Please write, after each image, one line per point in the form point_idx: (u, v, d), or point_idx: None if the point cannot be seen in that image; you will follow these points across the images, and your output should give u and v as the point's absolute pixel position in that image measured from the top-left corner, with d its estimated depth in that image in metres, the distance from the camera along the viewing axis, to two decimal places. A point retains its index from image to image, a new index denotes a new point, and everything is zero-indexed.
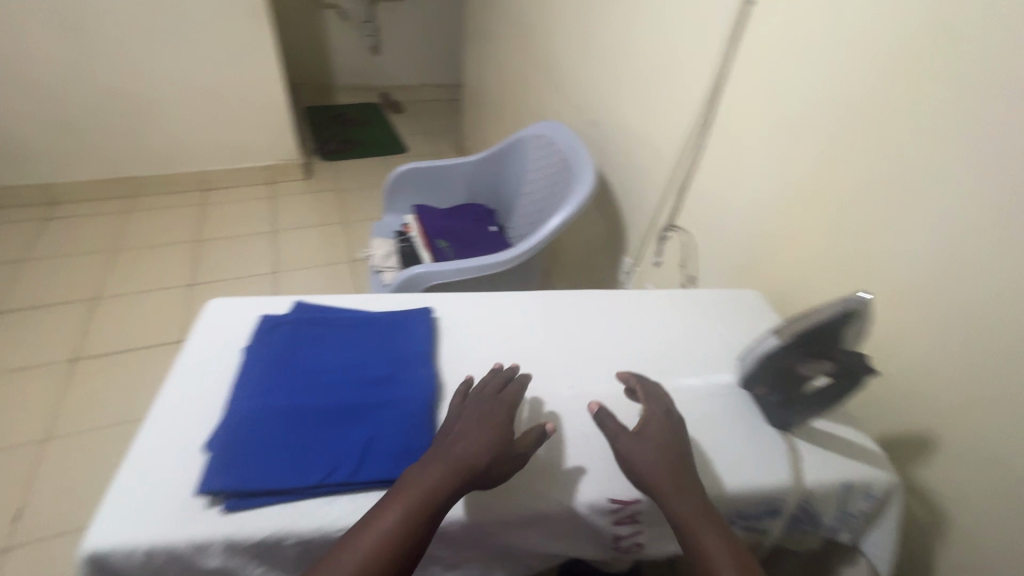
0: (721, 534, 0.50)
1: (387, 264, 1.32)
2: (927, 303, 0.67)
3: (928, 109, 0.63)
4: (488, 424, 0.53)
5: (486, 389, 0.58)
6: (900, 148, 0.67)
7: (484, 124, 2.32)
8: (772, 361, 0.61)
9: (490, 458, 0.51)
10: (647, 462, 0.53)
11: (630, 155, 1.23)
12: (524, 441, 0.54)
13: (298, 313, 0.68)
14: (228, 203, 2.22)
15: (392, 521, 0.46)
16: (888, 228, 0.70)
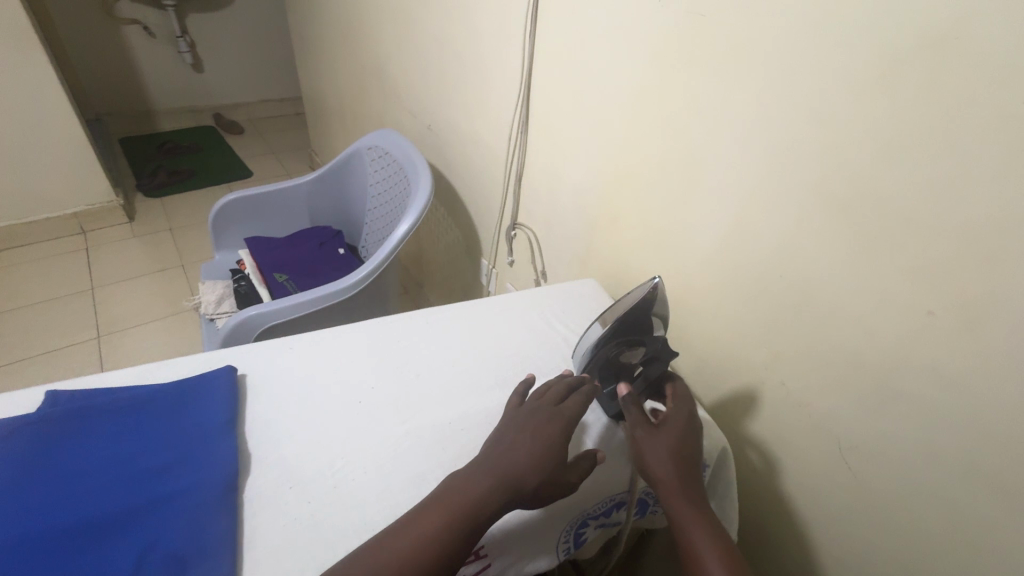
0: (698, 501, 0.53)
1: (221, 310, 1.17)
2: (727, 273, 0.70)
3: (694, 91, 0.66)
4: (546, 440, 0.52)
5: (553, 391, 0.58)
6: (679, 131, 0.70)
7: (332, 137, 2.18)
8: (596, 361, 0.62)
9: (539, 479, 0.49)
10: (643, 441, 0.56)
11: (467, 157, 1.20)
12: (576, 463, 0.52)
13: (49, 406, 0.55)
14: (28, 263, 1.85)
15: (427, 537, 0.45)
16: (685, 207, 0.73)
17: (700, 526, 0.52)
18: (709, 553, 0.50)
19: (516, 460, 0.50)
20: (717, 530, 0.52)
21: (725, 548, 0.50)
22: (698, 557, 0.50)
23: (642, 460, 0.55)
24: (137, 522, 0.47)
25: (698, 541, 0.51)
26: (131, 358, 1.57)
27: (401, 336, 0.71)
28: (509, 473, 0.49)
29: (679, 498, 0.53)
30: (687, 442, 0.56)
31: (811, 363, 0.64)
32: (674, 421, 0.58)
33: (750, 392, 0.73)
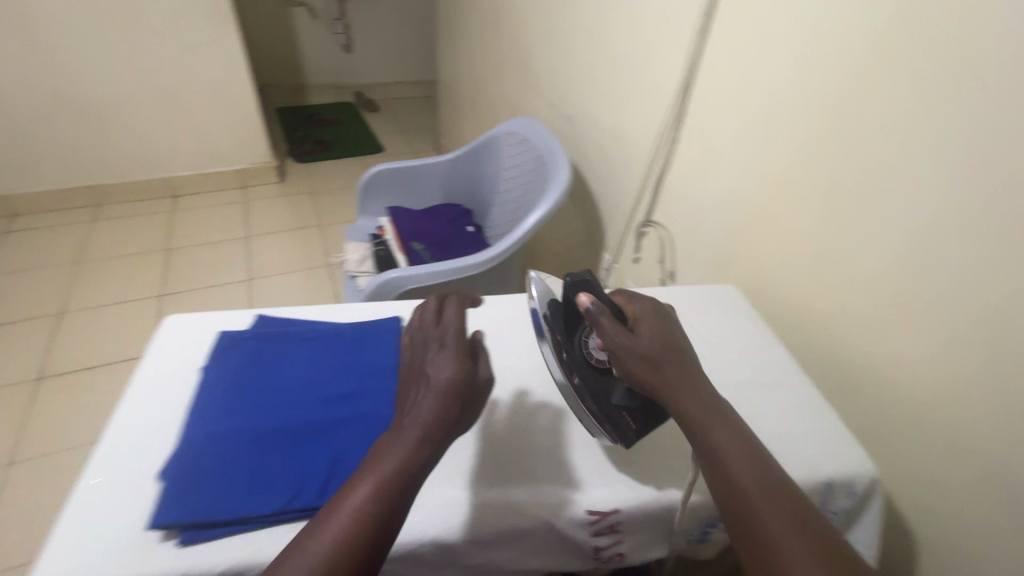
0: (722, 417, 0.51)
1: (362, 269, 1.29)
2: (902, 296, 0.66)
3: (898, 101, 0.63)
4: (438, 372, 0.48)
5: (421, 324, 0.53)
6: (872, 140, 0.66)
7: (460, 120, 2.29)
8: (556, 326, 0.56)
9: (451, 407, 0.46)
10: (632, 343, 0.52)
11: (605, 150, 1.21)
12: (481, 373, 0.49)
13: (260, 328, 0.65)
14: (200, 208, 2.16)
15: (363, 496, 0.41)
16: (861, 220, 0.69)
17: (740, 451, 0.49)
18: (754, 482, 0.47)
19: (422, 404, 0.46)
20: (754, 450, 0.50)
21: (767, 471, 0.48)
22: (747, 492, 0.47)
23: (644, 369, 0.52)
24: (327, 435, 0.55)
25: (740, 468, 0.48)
26: (274, 302, 1.77)
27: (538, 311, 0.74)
28: (420, 418, 0.45)
29: (700, 410, 0.51)
30: (671, 333, 0.54)
31: (995, 407, 0.58)
32: (651, 316, 0.55)
33: (906, 426, 0.68)
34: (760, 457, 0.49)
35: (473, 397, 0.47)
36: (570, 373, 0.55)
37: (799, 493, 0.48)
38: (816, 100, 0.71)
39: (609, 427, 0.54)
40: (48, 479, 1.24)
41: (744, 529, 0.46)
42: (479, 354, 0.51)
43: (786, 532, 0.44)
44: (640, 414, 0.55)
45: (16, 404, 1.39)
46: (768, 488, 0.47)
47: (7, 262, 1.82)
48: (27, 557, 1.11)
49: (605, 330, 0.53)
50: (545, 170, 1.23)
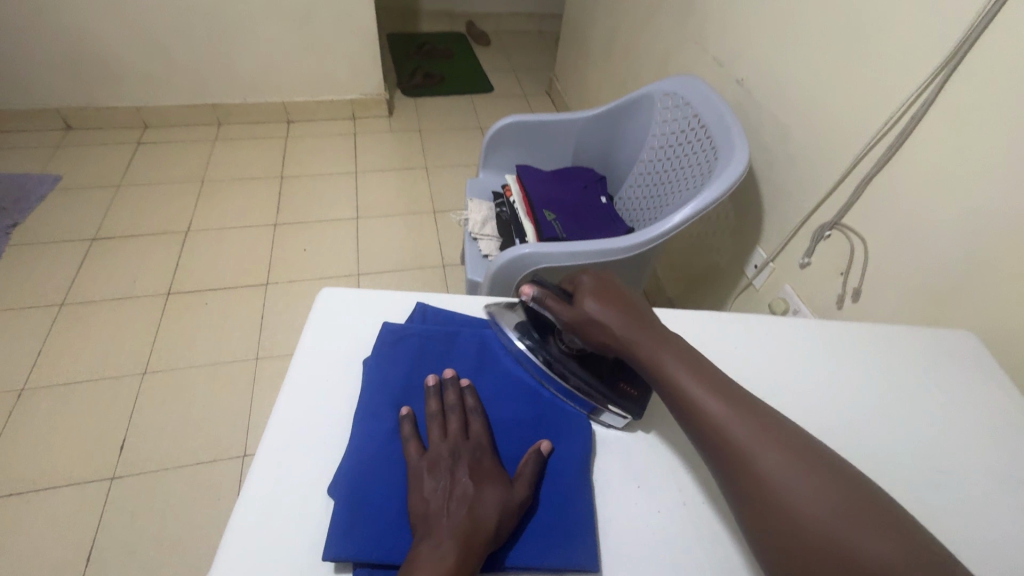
0: (694, 365, 0.50)
1: (484, 232, 1.20)
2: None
3: None
4: (477, 481, 0.46)
5: (456, 427, 0.50)
6: None
7: (584, 65, 2.08)
8: (530, 338, 0.56)
9: (496, 520, 0.44)
10: (578, 313, 0.54)
11: (788, 129, 1.01)
12: (520, 486, 0.47)
13: (423, 322, 0.59)
14: (311, 137, 2.14)
15: None
16: None
17: (738, 409, 0.46)
18: (756, 438, 0.44)
19: (458, 512, 0.44)
20: (744, 398, 0.47)
21: (768, 421, 0.46)
22: (752, 453, 0.44)
23: (602, 331, 0.53)
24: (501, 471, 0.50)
25: (742, 431, 0.45)
26: (379, 244, 1.75)
27: (735, 349, 0.65)
28: (460, 523, 0.43)
29: (673, 360, 0.50)
30: (616, 287, 0.56)
31: None
32: (596, 283, 0.55)
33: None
34: (753, 405, 0.47)
35: (511, 517, 0.45)
36: (563, 375, 0.55)
37: (808, 438, 0.45)
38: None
39: (617, 403, 0.54)
40: (177, 393, 1.32)
41: (767, 500, 0.42)
42: (521, 475, 0.48)
43: (807, 486, 0.42)
44: (634, 377, 0.55)
45: (149, 316, 1.48)
46: (773, 440, 0.44)
47: (141, 174, 1.91)
48: (160, 465, 1.20)
49: (554, 311, 0.54)
50: (708, 147, 1.05)
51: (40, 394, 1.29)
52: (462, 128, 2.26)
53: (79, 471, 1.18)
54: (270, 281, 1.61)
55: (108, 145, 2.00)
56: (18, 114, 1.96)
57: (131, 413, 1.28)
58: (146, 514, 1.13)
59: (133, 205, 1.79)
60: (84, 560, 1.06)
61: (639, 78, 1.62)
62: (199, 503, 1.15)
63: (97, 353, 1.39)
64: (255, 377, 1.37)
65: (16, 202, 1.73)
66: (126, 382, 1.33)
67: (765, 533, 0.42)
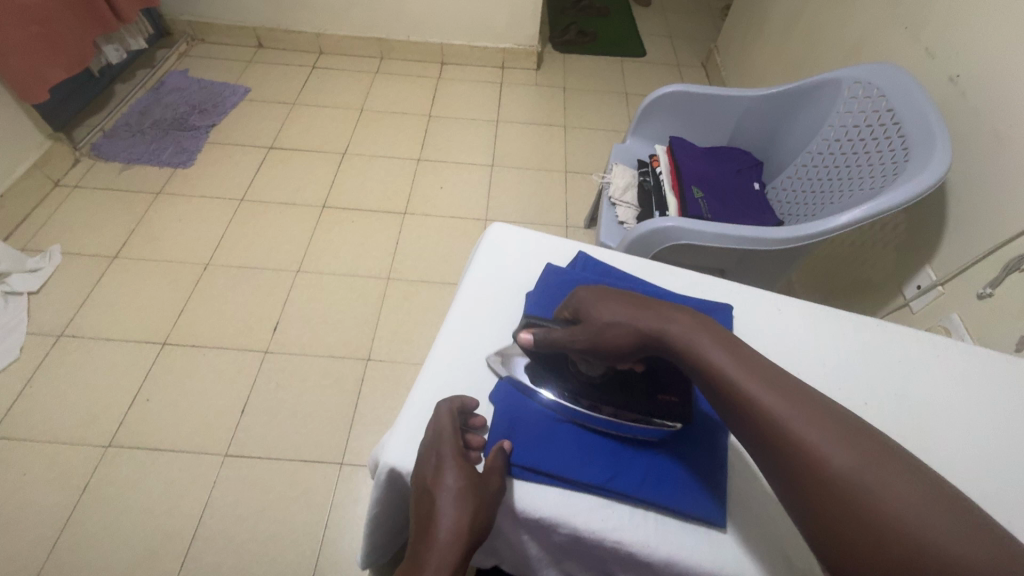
0: (739, 356, 0.44)
1: (623, 199, 1.21)
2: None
3: None
4: (455, 483, 0.44)
5: (434, 434, 0.47)
6: None
7: (754, 38, 1.92)
8: (540, 377, 0.51)
9: (471, 524, 0.42)
10: (592, 330, 0.47)
11: (1007, 143, 0.88)
12: (492, 487, 0.45)
13: (583, 269, 0.62)
14: (461, 81, 2.23)
15: None
16: None
17: (801, 404, 0.41)
18: (826, 436, 0.39)
19: (444, 522, 0.41)
20: (810, 398, 0.41)
21: (835, 417, 0.40)
22: (822, 457, 0.38)
23: (625, 344, 0.47)
24: None
25: (808, 428, 0.39)
26: (508, 194, 1.81)
27: (896, 369, 0.62)
28: (443, 529, 0.41)
29: (717, 351, 0.45)
30: (617, 291, 0.50)
31: None
32: (596, 295, 0.50)
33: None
34: (814, 398, 0.41)
35: (488, 519, 0.44)
36: (597, 407, 0.50)
37: (881, 433, 0.40)
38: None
39: (657, 419, 0.49)
40: (321, 293, 1.51)
41: (850, 508, 0.36)
42: (494, 476, 0.46)
43: (893, 487, 0.36)
44: (664, 383, 0.51)
45: (305, 222, 1.69)
46: (847, 439, 0.39)
47: (313, 96, 2.12)
48: (300, 351, 1.40)
49: (563, 343, 0.48)
50: (897, 149, 0.95)
51: (220, 271, 1.55)
52: (606, 91, 2.21)
53: (242, 340, 1.41)
54: (408, 211, 1.74)
55: (289, 65, 2.24)
56: (226, 29, 2.25)
57: (283, 302, 1.49)
58: (286, 388, 1.33)
59: (302, 122, 2.01)
60: (239, 412, 1.29)
61: (822, 62, 1.47)
62: (328, 389, 1.34)
63: (264, 246, 1.61)
64: (385, 295, 1.52)
65: (216, 106, 2.02)
66: (283, 275, 1.55)
67: (850, 554, 0.36)
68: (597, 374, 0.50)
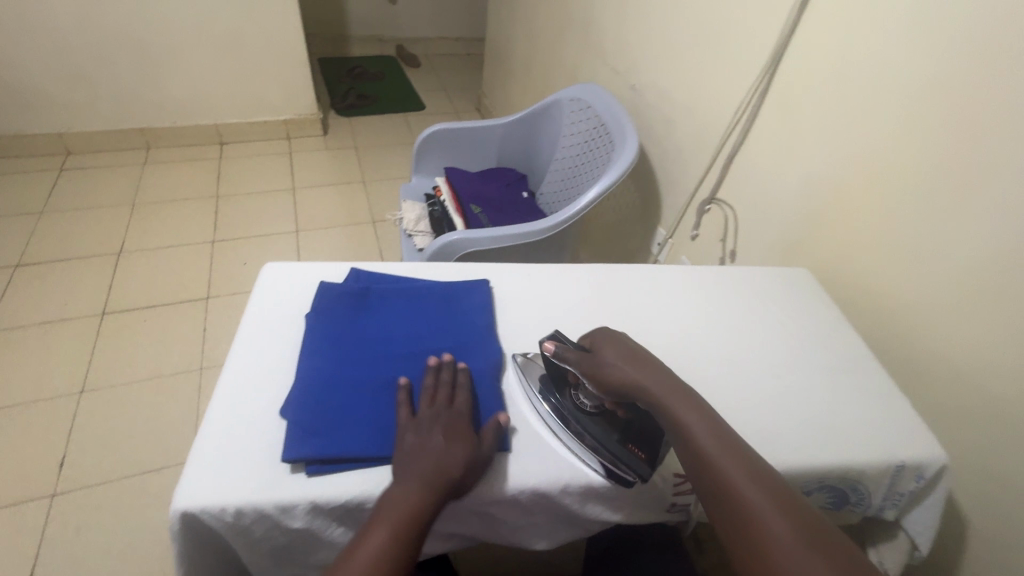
0: (716, 428, 0.51)
1: (418, 229, 1.31)
2: (1008, 297, 0.65)
3: (994, 112, 0.64)
4: (450, 432, 0.52)
5: (431, 384, 0.56)
6: (957, 147, 0.68)
7: (507, 81, 2.26)
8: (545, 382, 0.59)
9: (464, 468, 0.50)
10: (596, 363, 0.57)
11: (675, 123, 1.18)
12: (486, 438, 0.53)
13: (355, 282, 0.68)
14: (247, 157, 2.18)
15: (376, 543, 0.45)
16: (936, 221, 0.72)
17: (799, 528, 0.44)
18: (771, 512, 0.45)
19: (429, 458, 0.50)
20: (808, 520, 0.45)
21: (815, 531, 0.44)
22: (736, 491, 0.47)
23: (626, 386, 0.55)
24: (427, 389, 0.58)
25: (755, 499, 0.46)
26: (321, 255, 1.81)
27: None
28: (427, 469, 0.49)
29: (702, 429, 0.51)
30: (639, 348, 0.58)
31: None
32: (614, 339, 0.59)
33: (973, 427, 0.70)
34: (763, 468, 0.49)
35: (482, 462, 0.52)
36: (579, 433, 0.56)
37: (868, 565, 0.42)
38: (942, 72, 0.68)
39: (624, 466, 0.54)
40: (117, 408, 1.32)
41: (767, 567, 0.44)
42: (486, 432, 0.54)
43: (810, 566, 0.42)
44: (642, 439, 0.56)
45: (83, 336, 1.46)
46: (815, 557, 0.43)
47: (67, 200, 1.87)
48: (102, 479, 1.19)
49: (571, 360, 0.58)
50: (607, 142, 1.22)
51: None
52: (397, 144, 2.36)
53: (16, 492, 1.15)
54: (210, 295, 1.62)
55: (27, 173, 1.95)
56: None
57: (67, 433, 1.26)
58: (91, 527, 1.12)
59: (58, 229, 1.76)
60: None
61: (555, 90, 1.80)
62: (148, 508, 1.16)
63: (27, 377, 1.36)
64: (200, 387, 1.39)
65: None
66: (61, 403, 1.31)
67: None
68: (582, 402, 0.58)
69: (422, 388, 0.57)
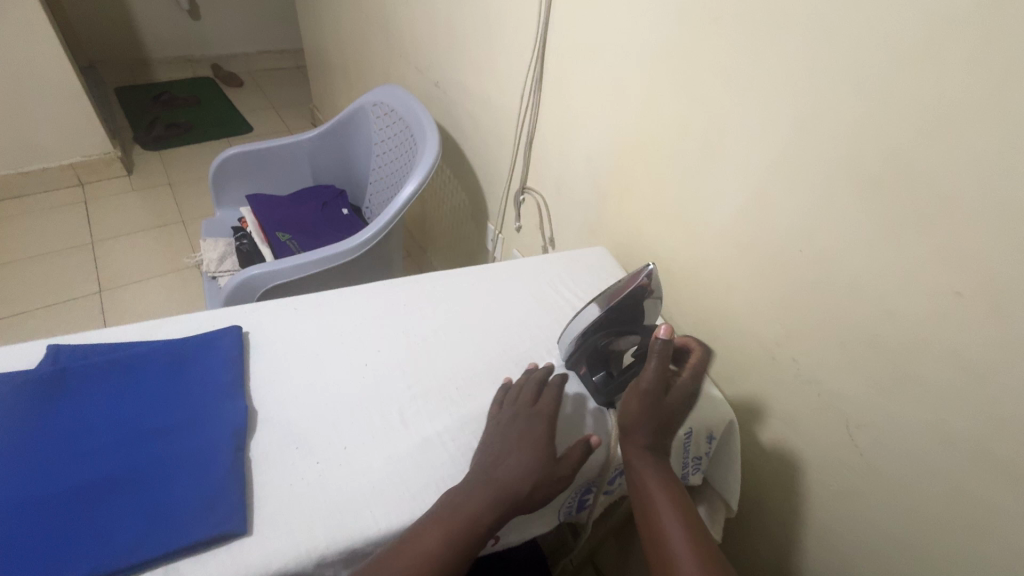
0: (669, 474, 0.53)
1: (223, 269, 1.14)
2: (754, 249, 0.67)
3: (712, 70, 0.64)
4: (531, 446, 0.52)
5: (534, 383, 0.58)
6: (691, 110, 0.68)
7: (332, 91, 2.11)
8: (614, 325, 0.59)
9: (532, 484, 0.49)
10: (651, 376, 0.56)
11: (478, 116, 1.15)
12: (569, 461, 0.52)
13: (51, 364, 0.54)
14: (25, 214, 1.82)
15: (427, 544, 0.45)
16: (690, 183, 0.72)
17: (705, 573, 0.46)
18: (690, 557, 0.48)
19: (512, 466, 0.50)
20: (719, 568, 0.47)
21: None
22: (667, 541, 0.49)
23: (628, 416, 0.55)
24: (137, 483, 0.47)
25: (679, 544, 0.48)
26: (134, 314, 1.56)
27: None
28: (501, 482, 0.49)
29: (658, 470, 0.53)
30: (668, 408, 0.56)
31: (839, 348, 0.60)
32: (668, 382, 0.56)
33: (757, 381, 0.72)
34: (692, 510, 0.51)
35: (558, 482, 0.51)
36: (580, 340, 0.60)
37: None
38: (666, 37, 0.68)
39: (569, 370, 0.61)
40: None
41: None
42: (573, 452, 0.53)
43: None
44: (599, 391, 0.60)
45: None
46: None
47: None
48: None
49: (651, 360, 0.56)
50: (414, 143, 1.16)
51: None
52: None
53: None
54: None
55: None
56: None
57: None
58: None
59: None
60: None
61: None
62: None
63: None
64: None
65: None
66: None
67: None
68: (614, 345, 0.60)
69: (518, 385, 0.58)
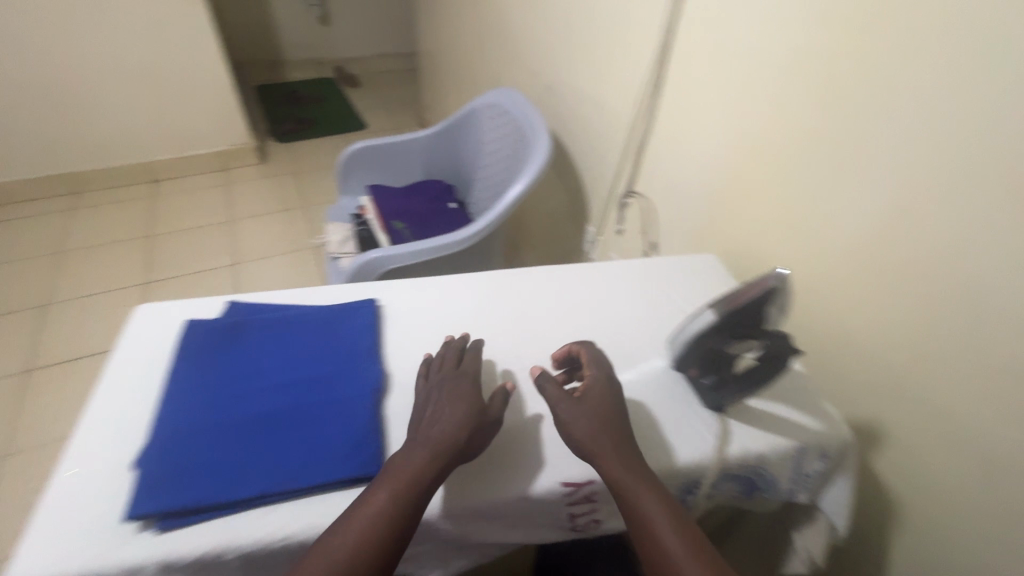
0: (634, 465, 0.51)
1: (344, 250, 1.27)
2: (894, 265, 0.64)
3: (862, 80, 0.62)
4: (458, 400, 0.53)
5: (449, 351, 0.60)
6: (832, 120, 0.67)
7: (441, 92, 2.24)
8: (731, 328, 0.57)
9: (467, 435, 0.51)
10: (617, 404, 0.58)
11: (589, 120, 1.17)
12: (497, 408, 0.55)
13: (230, 316, 0.65)
14: (180, 193, 2.11)
15: (381, 500, 0.46)
16: (822, 194, 0.70)
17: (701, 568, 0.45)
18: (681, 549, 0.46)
19: (437, 427, 0.51)
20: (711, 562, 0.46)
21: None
22: (656, 534, 0.48)
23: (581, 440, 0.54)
24: (297, 422, 0.55)
25: (668, 538, 0.47)
26: (260, 286, 1.75)
27: None
28: (434, 438, 0.50)
29: (621, 464, 0.51)
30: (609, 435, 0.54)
31: None
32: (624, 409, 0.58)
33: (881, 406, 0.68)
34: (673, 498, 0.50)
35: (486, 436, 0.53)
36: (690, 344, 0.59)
37: None
38: (805, 45, 0.67)
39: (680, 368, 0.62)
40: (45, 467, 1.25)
41: None
42: (496, 407, 0.55)
43: None
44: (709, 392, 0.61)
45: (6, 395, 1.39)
46: None
47: None
48: None
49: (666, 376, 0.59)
50: (524, 143, 1.21)
51: None
52: None
53: None
54: None
55: None
56: None
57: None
58: None
59: None
60: None
61: None
62: None
63: None
64: None
65: None
66: None
67: None
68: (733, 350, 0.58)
69: (438, 355, 0.60)
